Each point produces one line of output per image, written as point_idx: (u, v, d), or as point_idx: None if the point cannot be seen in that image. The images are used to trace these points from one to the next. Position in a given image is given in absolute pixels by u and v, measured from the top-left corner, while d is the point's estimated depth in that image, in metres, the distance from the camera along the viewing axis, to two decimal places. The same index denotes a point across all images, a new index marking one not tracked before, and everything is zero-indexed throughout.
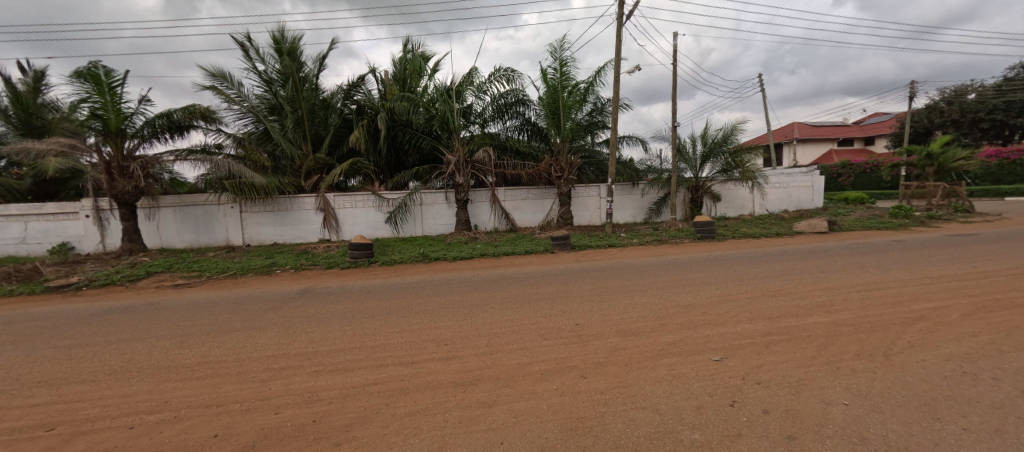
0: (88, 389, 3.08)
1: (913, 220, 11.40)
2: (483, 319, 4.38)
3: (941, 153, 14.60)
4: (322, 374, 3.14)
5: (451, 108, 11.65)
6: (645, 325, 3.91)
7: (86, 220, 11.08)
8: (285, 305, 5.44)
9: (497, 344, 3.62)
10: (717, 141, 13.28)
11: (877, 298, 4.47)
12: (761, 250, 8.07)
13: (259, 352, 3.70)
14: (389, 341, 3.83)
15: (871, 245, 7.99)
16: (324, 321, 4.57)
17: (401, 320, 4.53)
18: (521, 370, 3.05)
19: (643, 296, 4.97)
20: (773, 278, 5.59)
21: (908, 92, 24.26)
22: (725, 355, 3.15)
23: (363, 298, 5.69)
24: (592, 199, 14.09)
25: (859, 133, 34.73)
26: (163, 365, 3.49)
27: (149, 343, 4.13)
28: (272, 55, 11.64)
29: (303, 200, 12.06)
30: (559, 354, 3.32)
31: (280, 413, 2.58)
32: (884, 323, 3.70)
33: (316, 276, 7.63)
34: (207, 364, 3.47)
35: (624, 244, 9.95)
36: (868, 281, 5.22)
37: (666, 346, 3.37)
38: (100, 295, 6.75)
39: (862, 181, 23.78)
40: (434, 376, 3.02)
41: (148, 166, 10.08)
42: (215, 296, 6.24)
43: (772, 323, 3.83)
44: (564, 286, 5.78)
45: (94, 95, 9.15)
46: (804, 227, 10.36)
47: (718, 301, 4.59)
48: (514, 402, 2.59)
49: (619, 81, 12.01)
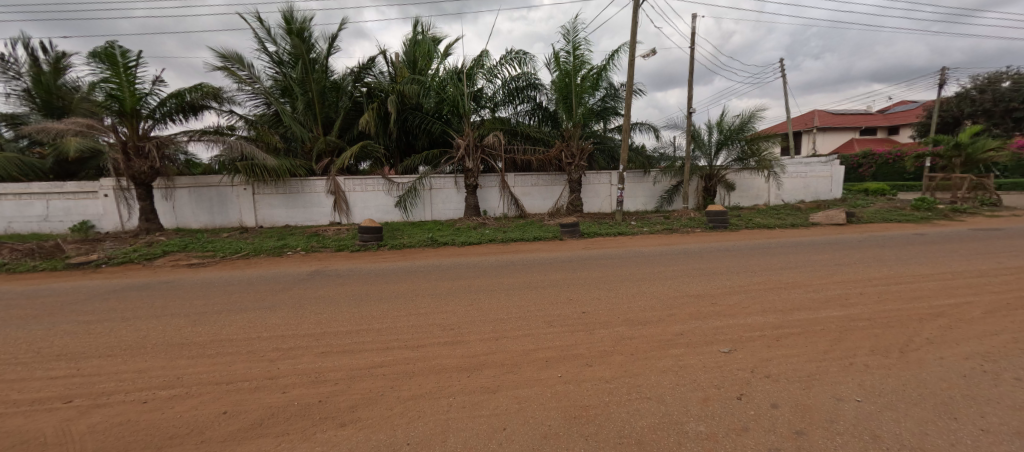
0: (104, 364, 3.17)
1: (936, 214, 10.92)
2: (489, 305, 4.38)
3: (969, 143, 13.91)
4: (329, 355, 3.17)
5: (462, 92, 11.47)
6: (652, 314, 3.86)
7: (105, 199, 11.35)
8: (295, 287, 5.50)
9: (503, 330, 3.61)
10: (734, 128, 12.83)
11: (895, 293, 4.33)
12: (775, 240, 7.91)
13: (269, 332, 3.75)
14: (396, 324, 3.86)
15: (890, 239, 7.73)
16: (332, 303, 4.62)
17: (407, 304, 4.54)
18: (526, 357, 3.04)
19: (651, 286, 4.88)
20: (785, 270, 5.46)
21: (939, 79, 22.39)
22: (735, 347, 3.09)
23: (371, 281, 5.74)
24: (603, 185, 13.91)
25: (884, 122, 33.42)
26: (176, 342, 3.57)
27: (164, 320, 4.23)
28: (282, 35, 11.53)
29: (314, 183, 12.15)
30: (563, 342, 3.29)
31: (287, 392, 2.62)
32: (902, 319, 3.58)
33: (325, 258, 7.71)
34: (217, 342, 3.53)
35: (633, 232, 9.81)
36: (885, 275, 5.06)
37: (674, 337, 3.32)
38: (117, 273, 6.92)
39: (883, 173, 23.02)
40: (439, 360, 3.03)
41: (163, 146, 10.23)
42: (229, 276, 6.35)
43: (784, 316, 3.75)
44: (571, 273, 5.73)
45: (110, 76, 9.27)
46: (821, 219, 10.05)
47: (728, 292, 4.50)
48: (518, 389, 2.58)
49: (633, 65, 11.70)
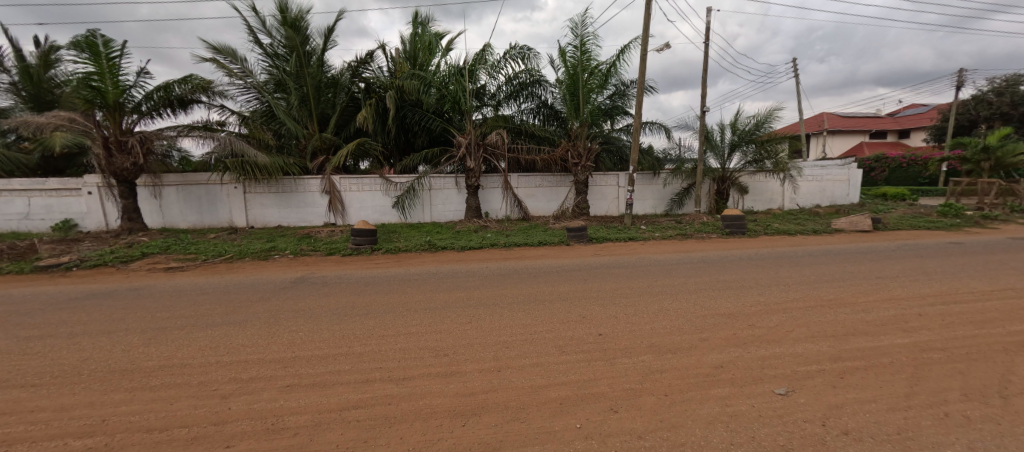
0: (23, 397, 2.62)
1: (966, 221, 10.29)
2: (491, 323, 3.79)
3: (999, 147, 13.24)
4: (296, 391, 2.60)
5: (463, 88, 10.92)
6: (681, 340, 3.27)
7: (89, 196, 10.81)
8: (274, 297, 4.94)
9: (506, 357, 3.03)
10: (749, 129, 12.24)
11: (960, 314, 3.75)
12: (800, 248, 7.30)
13: (231, 356, 3.19)
14: (380, 348, 3.29)
15: (926, 248, 7.13)
16: (311, 319, 4.05)
17: (395, 320, 3.96)
18: (534, 398, 2.45)
19: (674, 302, 4.30)
20: (824, 284, 4.86)
21: (956, 81, 21.76)
22: (792, 387, 2.51)
23: (360, 291, 5.17)
24: (611, 188, 13.33)
25: (894, 125, 32.76)
26: (118, 369, 3.01)
27: (116, 337, 3.67)
28: (277, 27, 10.97)
29: (308, 182, 11.61)
30: (580, 376, 2.71)
31: (232, 447, 2.05)
32: (984, 350, 2.99)
33: (314, 263, 7.15)
34: (166, 370, 2.97)
35: (645, 238, 9.21)
36: (940, 292, 4.46)
37: (713, 371, 2.74)
38: (87, 277, 6.37)
39: (896, 176, 22.37)
40: (428, 400, 2.45)
41: (147, 141, 9.72)
42: (205, 283, 5.78)
43: (839, 343, 3.16)
44: (581, 285, 5.14)
45: (92, 66, 8.73)
46: (844, 225, 9.46)
47: (765, 312, 3.91)
48: (526, 446, 2.01)
49: (645, 60, 11.12)
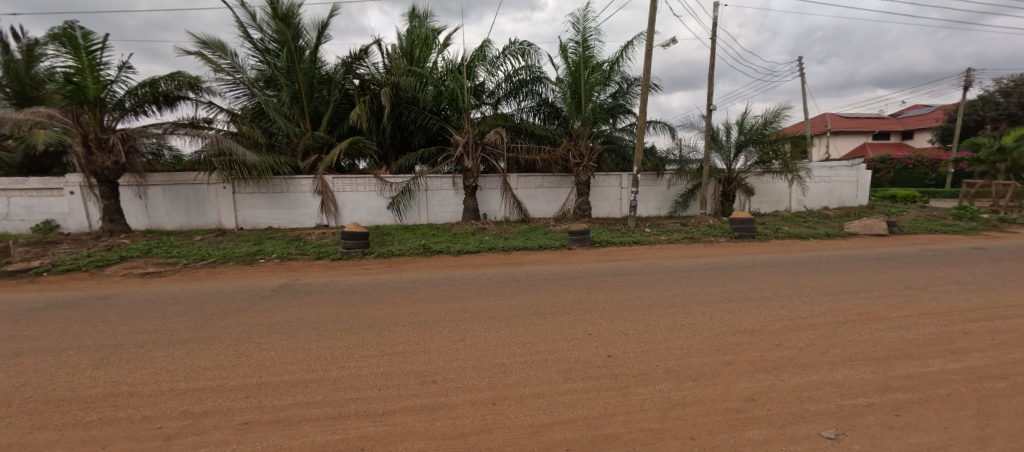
0: None
1: (983, 224, 9.91)
2: (486, 341, 3.40)
3: (1015, 147, 12.93)
4: (254, 430, 2.20)
5: (461, 85, 10.52)
6: (703, 364, 2.87)
7: (71, 196, 10.39)
8: (251, 307, 4.54)
9: (504, 385, 2.64)
10: (756, 128, 11.84)
11: (1010, 332, 3.35)
12: (816, 254, 6.91)
13: (189, 382, 2.79)
14: (360, 372, 2.88)
15: (949, 254, 6.74)
16: (288, 335, 3.65)
17: (380, 337, 3.55)
18: (536, 442, 2.05)
19: (689, 316, 3.90)
20: (849, 295, 4.46)
21: (963, 81, 21.40)
22: (842, 428, 2.12)
23: (346, 300, 4.77)
24: (613, 189, 12.94)
25: (898, 125, 32.38)
26: (55, 398, 2.60)
27: (66, 356, 3.27)
28: (267, 20, 10.56)
29: (300, 182, 11.22)
30: (590, 411, 2.32)
31: None
32: None
33: (301, 268, 6.75)
34: (109, 400, 2.56)
35: (649, 241, 8.82)
36: (980, 305, 4.06)
37: (745, 405, 2.35)
38: (57, 283, 5.96)
39: (902, 178, 22.01)
40: (409, 444, 2.05)
41: (130, 139, 9.30)
42: (180, 291, 5.37)
43: (884, 368, 2.77)
44: (585, 295, 4.74)
45: (71, 60, 8.33)
46: (858, 228, 9.07)
47: (791, 328, 3.52)
48: None
49: (649, 56, 10.73)
